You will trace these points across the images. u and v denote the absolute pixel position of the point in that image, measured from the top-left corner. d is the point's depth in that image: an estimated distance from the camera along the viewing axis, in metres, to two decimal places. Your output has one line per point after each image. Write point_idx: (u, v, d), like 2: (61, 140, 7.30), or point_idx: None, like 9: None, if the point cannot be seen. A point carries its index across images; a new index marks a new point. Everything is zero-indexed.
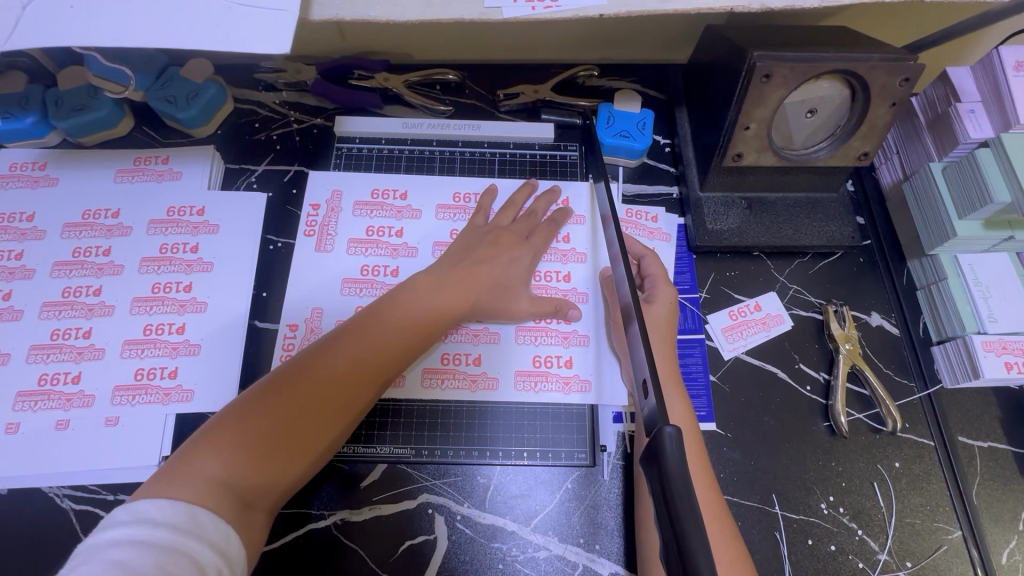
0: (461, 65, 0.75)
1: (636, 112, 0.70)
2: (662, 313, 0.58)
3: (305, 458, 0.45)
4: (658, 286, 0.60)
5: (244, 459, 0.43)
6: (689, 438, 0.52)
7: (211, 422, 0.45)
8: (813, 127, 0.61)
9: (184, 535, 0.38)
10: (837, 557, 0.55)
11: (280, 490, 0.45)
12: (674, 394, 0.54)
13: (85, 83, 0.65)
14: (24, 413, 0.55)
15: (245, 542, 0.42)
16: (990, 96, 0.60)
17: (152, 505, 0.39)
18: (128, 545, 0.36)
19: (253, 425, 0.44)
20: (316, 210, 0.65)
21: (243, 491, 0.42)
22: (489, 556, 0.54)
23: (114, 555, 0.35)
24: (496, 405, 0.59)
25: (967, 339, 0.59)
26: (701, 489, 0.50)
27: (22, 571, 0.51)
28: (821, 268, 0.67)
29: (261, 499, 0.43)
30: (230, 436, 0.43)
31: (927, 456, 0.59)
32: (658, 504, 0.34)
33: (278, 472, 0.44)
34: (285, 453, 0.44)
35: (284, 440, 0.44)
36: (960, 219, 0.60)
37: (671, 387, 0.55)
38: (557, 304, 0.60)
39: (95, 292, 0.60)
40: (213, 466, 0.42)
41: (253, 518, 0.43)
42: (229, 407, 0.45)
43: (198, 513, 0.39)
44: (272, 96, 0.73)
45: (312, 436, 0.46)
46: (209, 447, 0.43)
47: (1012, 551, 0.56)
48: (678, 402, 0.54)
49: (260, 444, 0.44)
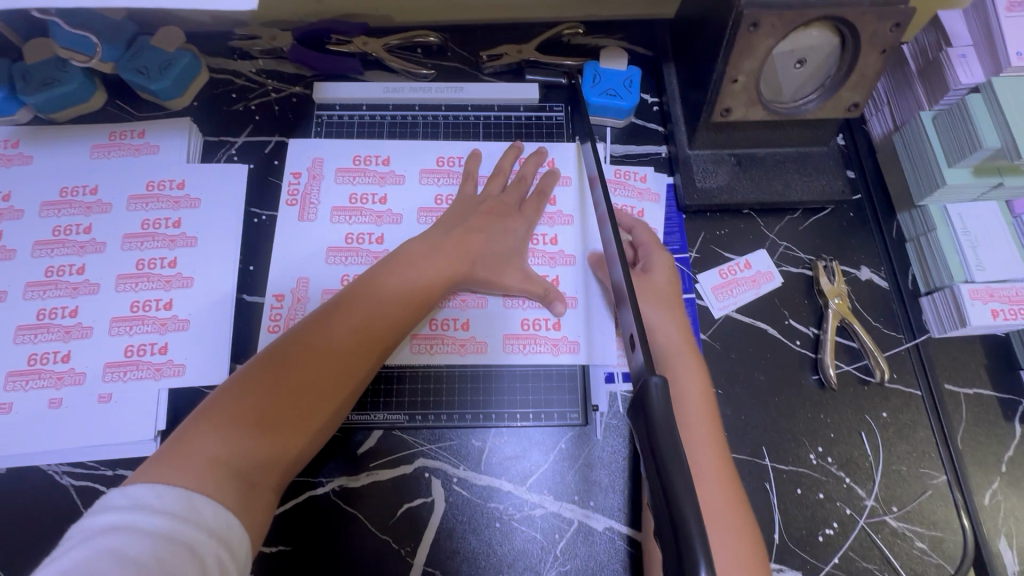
0: (441, 27, 0.73)
1: (623, 70, 0.69)
2: (662, 280, 0.58)
3: (308, 429, 0.45)
4: (651, 254, 0.60)
5: (247, 434, 0.42)
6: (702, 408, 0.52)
7: (207, 404, 0.44)
8: (803, 78, 0.59)
9: (184, 523, 0.36)
10: (825, 504, 0.57)
11: (284, 463, 0.44)
12: (688, 364, 0.54)
13: (52, 56, 0.63)
14: (16, 392, 0.55)
15: (250, 522, 0.41)
16: (980, 37, 0.59)
17: (152, 491, 0.37)
18: (125, 531, 0.35)
19: (252, 402, 0.43)
20: (298, 178, 0.64)
21: (248, 469, 0.42)
22: (486, 516, 0.55)
23: (109, 543, 0.34)
24: (487, 368, 0.60)
25: (955, 288, 0.60)
26: (711, 453, 0.50)
27: (27, 545, 0.52)
28: (811, 224, 0.67)
29: (267, 475, 0.43)
30: (231, 412, 0.43)
31: (914, 404, 0.60)
32: (648, 458, 0.34)
33: (282, 445, 0.44)
34: (288, 426, 0.44)
35: (287, 413, 0.44)
36: (949, 166, 0.60)
37: (686, 358, 0.54)
38: (546, 291, 0.59)
39: (78, 271, 0.59)
40: (216, 445, 0.41)
41: (260, 496, 0.42)
42: (225, 385, 0.44)
43: (198, 501, 0.38)
44: (248, 64, 0.70)
45: (315, 407, 0.46)
46: (208, 426, 0.42)
47: (994, 492, 0.58)
48: (694, 374, 0.53)
49: (263, 419, 0.43)
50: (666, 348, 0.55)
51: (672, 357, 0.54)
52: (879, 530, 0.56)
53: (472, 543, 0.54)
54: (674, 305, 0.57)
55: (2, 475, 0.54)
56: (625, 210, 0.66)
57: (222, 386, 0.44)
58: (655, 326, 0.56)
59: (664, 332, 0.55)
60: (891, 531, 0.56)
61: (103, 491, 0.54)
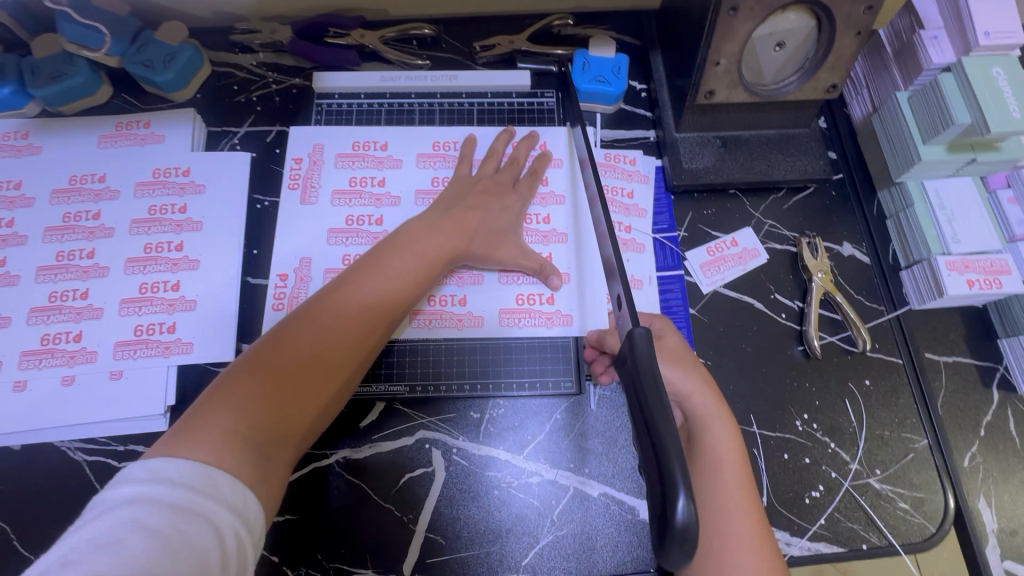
0: (435, 19, 0.76)
1: (611, 57, 0.71)
2: (675, 344, 0.53)
3: (319, 402, 0.47)
4: (657, 323, 0.55)
5: (259, 410, 0.44)
6: (738, 474, 0.47)
7: (219, 382, 0.45)
8: (782, 61, 0.62)
9: (202, 496, 0.37)
10: (811, 469, 0.59)
11: (295, 434, 0.46)
12: (725, 428, 0.49)
13: (60, 50, 0.66)
14: (30, 370, 0.57)
15: (264, 493, 0.42)
16: (952, 20, 0.62)
17: (169, 463, 0.38)
18: (146, 503, 0.36)
19: (264, 378, 0.45)
20: (300, 163, 0.66)
21: (261, 440, 0.43)
22: (484, 484, 0.57)
23: (131, 513, 0.35)
24: (484, 342, 0.62)
25: (932, 260, 0.62)
26: (745, 527, 0.45)
27: (43, 517, 0.54)
28: (795, 202, 0.69)
29: (280, 446, 0.44)
30: (243, 389, 0.44)
31: (896, 372, 0.62)
32: (634, 412, 0.36)
33: (292, 418, 0.45)
34: (300, 399, 0.46)
35: (298, 388, 0.46)
36: (924, 143, 0.63)
37: (721, 420, 0.50)
38: (542, 264, 0.61)
39: (88, 255, 0.62)
40: (230, 420, 0.42)
41: (274, 468, 0.43)
42: (236, 366, 0.46)
43: (215, 475, 0.39)
44: (249, 57, 0.73)
45: (325, 381, 0.48)
46: (223, 402, 0.43)
47: (973, 455, 0.60)
48: (730, 437, 0.49)
49: (273, 394, 0.45)
50: (701, 414, 0.50)
51: (708, 422, 0.50)
52: (864, 492, 0.58)
53: (471, 510, 0.56)
54: (698, 366, 0.52)
55: (17, 451, 0.56)
56: (615, 191, 0.68)
57: (234, 364, 0.46)
58: (688, 391, 0.50)
59: (698, 396, 0.50)
60: (874, 493, 0.58)
61: (115, 465, 0.56)
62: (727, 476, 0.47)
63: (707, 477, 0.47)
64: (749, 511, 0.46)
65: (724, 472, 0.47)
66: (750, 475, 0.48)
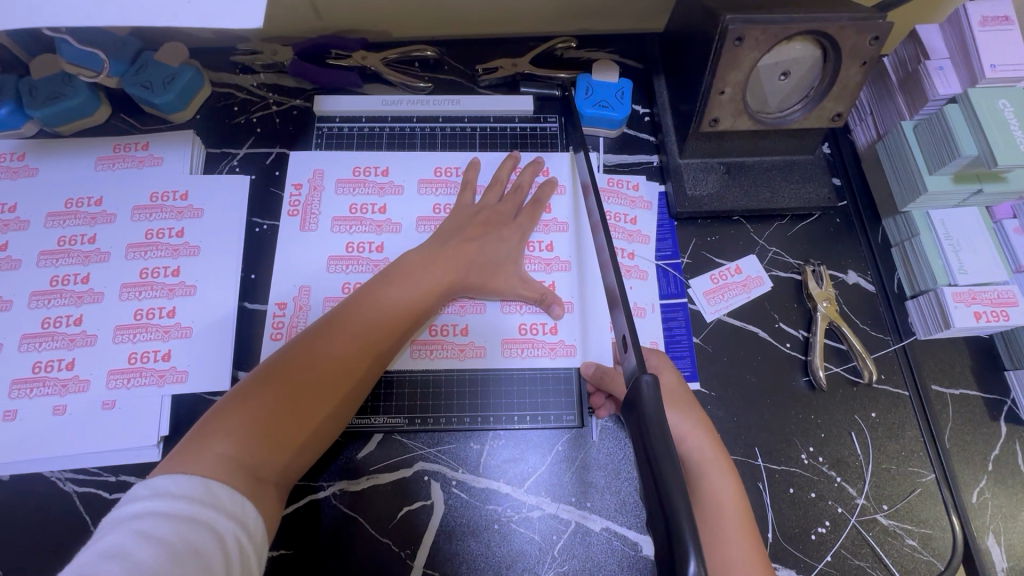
0: (437, 41, 0.75)
1: (615, 82, 0.71)
2: (670, 382, 0.53)
3: (313, 430, 0.46)
4: (655, 360, 0.55)
5: (252, 437, 0.43)
6: (738, 521, 0.46)
7: (216, 408, 0.44)
8: (788, 90, 0.62)
9: (205, 506, 0.38)
10: (817, 503, 0.58)
11: (286, 462, 0.45)
12: (723, 474, 0.48)
13: (58, 71, 0.65)
14: (20, 400, 0.56)
15: (261, 513, 0.42)
16: (957, 52, 0.62)
17: (170, 480, 0.38)
18: (151, 516, 0.36)
19: (260, 405, 0.44)
20: (299, 189, 0.66)
21: (255, 467, 0.42)
22: (484, 518, 0.56)
23: (138, 526, 0.35)
24: (487, 372, 0.61)
25: (938, 291, 0.62)
26: None
27: (29, 552, 0.52)
28: (799, 230, 0.69)
29: (272, 473, 0.44)
30: (239, 415, 0.43)
31: (902, 405, 0.62)
32: (646, 472, 0.36)
33: (286, 443, 0.44)
34: (295, 427, 0.45)
35: (293, 416, 0.45)
36: (930, 174, 0.62)
37: (718, 467, 0.49)
38: (543, 293, 0.61)
39: (83, 280, 0.61)
40: (224, 446, 0.41)
41: (266, 491, 0.43)
42: (232, 391, 0.45)
43: (214, 486, 0.39)
44: (250, 78, 0.72)
45: (320, 408, 0.46)
46: (219, 427, 0.42)
47: (982, 490, 0.59)
48: (728, 482, 0.48)
49: (268, 422, 0.44)
50: (697, 459, 0.49)
51: (704, 468, 0.49)
52: (870, 528, 0.57)
53: (470, 545, 0.55)
54: (695, 408, 0.52)
55: (6, 482, 0.54)
56: (617, 217, 0.67)
57: (233, 389, 0.45)
58: (682, 434, 0.50)
59: (693, 438, 0.50)
60: (881, 529, 0.57)
61: (107, 498, 0.54)
62: (727, 522, 0.46)
63: (707, 525, 0.46)
64: (750, 560, 0.45)
65: (723, 521, 0.46)
66: (749, 521, 0.47)
